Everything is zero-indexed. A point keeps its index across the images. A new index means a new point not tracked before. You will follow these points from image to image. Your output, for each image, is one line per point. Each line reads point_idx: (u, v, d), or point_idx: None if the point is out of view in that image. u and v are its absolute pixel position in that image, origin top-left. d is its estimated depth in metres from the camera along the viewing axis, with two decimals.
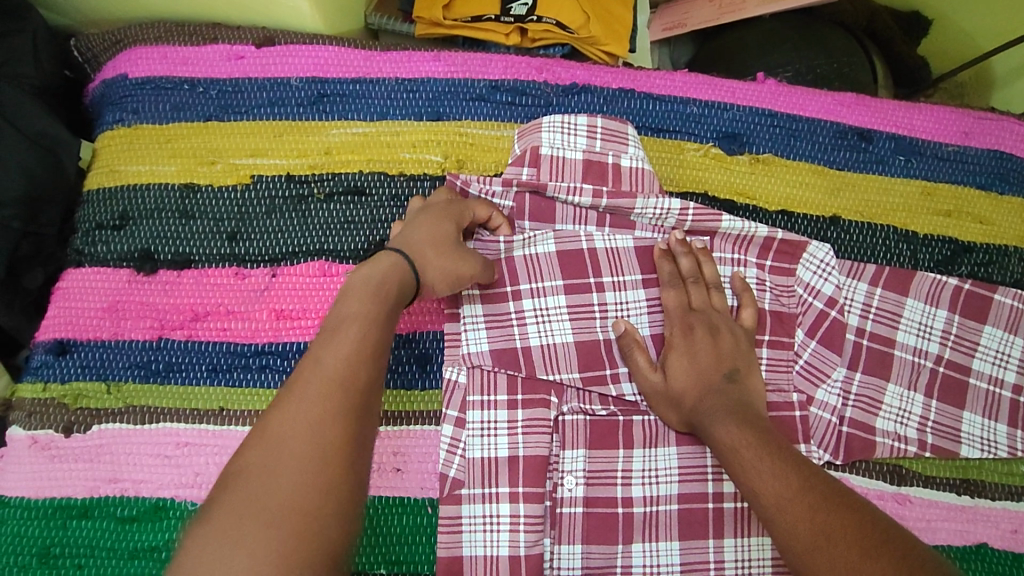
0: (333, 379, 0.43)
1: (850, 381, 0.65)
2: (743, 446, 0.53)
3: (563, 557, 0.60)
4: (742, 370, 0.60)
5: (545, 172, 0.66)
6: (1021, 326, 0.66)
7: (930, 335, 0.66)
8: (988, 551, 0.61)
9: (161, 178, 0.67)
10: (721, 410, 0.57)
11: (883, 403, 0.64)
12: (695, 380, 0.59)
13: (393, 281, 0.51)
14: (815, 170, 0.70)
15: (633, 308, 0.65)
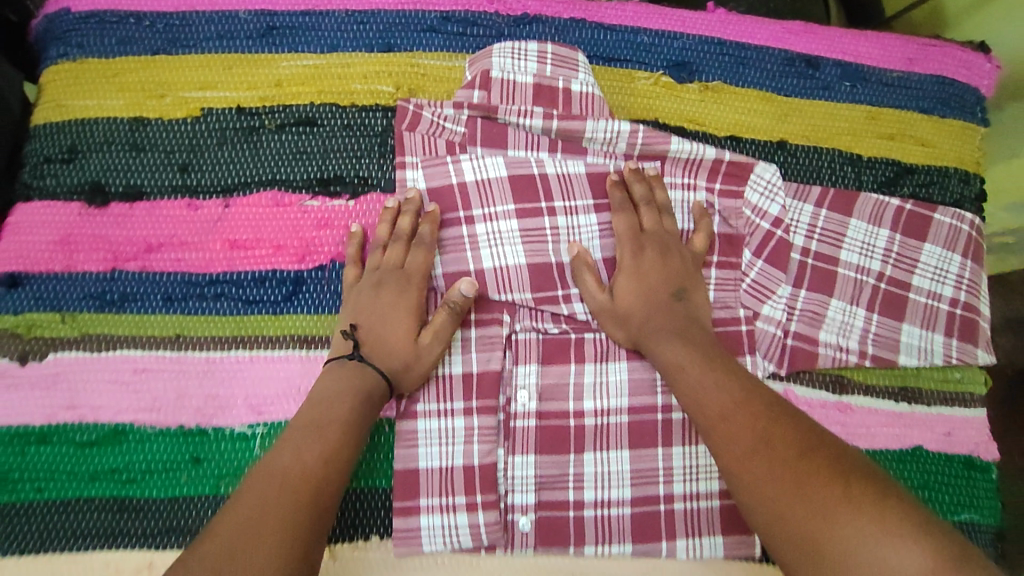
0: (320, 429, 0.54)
1: (795, 299, 0.66)
2: (687, 364, 0.57)
3: (517, 467, 0.62)
4: (688, 292, 0.62)
5: (495, 95, 0.66)
6: (959, 243, 0.69)
7: (872, 254, 0.68)
8: (923, 454, 0.65)
9: (109, 113, 0.66)
10: (666, 330, 0.60)
11: (825, 317, 0.66)
12: (641, 299, 0.62)
13: (357, 401, 0.56)
14: (762, 97, 0.70)
15: (584, 233, 0.66)
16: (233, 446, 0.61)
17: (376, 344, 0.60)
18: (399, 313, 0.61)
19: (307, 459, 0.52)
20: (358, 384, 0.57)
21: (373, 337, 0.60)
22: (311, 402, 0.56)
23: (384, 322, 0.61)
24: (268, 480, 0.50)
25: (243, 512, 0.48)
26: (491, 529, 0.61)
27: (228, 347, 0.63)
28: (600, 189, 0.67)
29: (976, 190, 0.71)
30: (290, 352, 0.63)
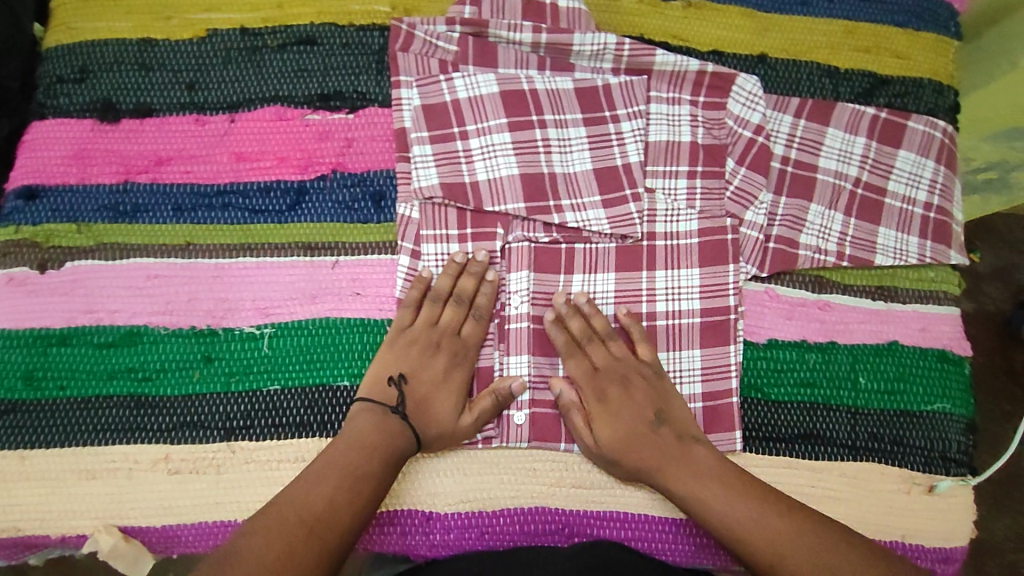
0: (351, 467, 0.56)
1: (777, 204, 0.69)
2: (706, 499, 0.59)
3: (511, 366, 0.65)
4: (659, 406, 0.63)
5: (486, 11, 0.68)
6: (932, 149, 0.72)
7: (850, 160, 0.71)
8: (898, 348, 0.68)
9: (118, 34, 0.69)
10: (662, 472, 0.61)
11: (804, 221, 0.69)
12: (625, 436, 0.62)
13: (392, 454, 0.58)
14: (742, 13, 0.73)
15: (575, 146, 0.68)
16: (242, 346, 0.64)
17: (416, 407, 0.61)
18: (442, 392, 0.62)
19: (316, 493, 0.55)
20: (398, 446, 0.59)
21: (414, 398, 0.61)
22: (343, 448, 0.58)
23: (426, 393, 0.62)
24: (290, 513, 0.53)
25: (259, 545, 0.51)
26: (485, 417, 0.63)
27: (237, 254, 0.66)
28: (590, 104, 0.69)
29: (950, 101, 0.74)
30: (295, 258, 0.66)
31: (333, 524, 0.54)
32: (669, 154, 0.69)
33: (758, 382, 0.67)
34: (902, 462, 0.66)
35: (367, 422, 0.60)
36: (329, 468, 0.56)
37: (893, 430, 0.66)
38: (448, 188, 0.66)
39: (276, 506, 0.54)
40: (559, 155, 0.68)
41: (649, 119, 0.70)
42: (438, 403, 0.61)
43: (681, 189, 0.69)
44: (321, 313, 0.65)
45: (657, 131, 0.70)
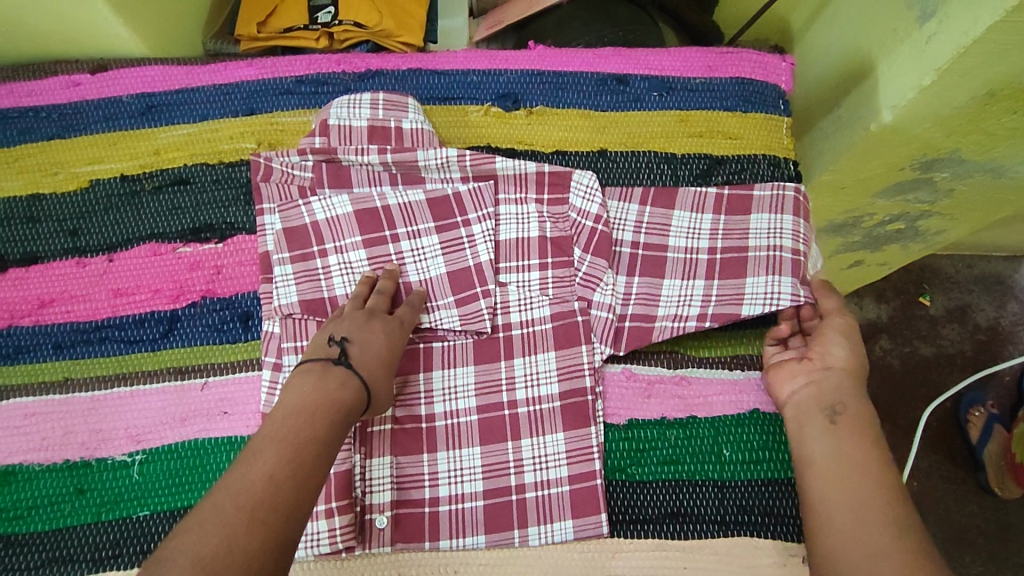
0: (292, 437, 0.51)
1: (627, 285, 0.72)
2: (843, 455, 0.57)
3: (374, 468, 0.65)
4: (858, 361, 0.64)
5: (334, 140, 0.74)
6: (787, 206, 0.74)
7: (699, 234, 0.74)
8: (761, 416, 0.69)
9: (9, 193, 0.76)
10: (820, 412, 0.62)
11: (654, 296, 0.72)
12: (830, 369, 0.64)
13: (333, 409, 0.54)
14: (581, 115, 0.80)
15: (429, 253, 0.72)
16: (111, 475, 0.66)
17: (362, 359, 0.59)
18: (384, 353, 0.61)
19: (260, 471, 0.49)
20: (345, 397, 0.56)
21: (359, 352, 0.60)
22: (281, 417, 0.53)
23: (370, 346, 0.61)
24: (233, 493, 0.47)
25: (195, 537, 0.44)
26: (345, 533, 0.62)
27: (111, 384, 0.69)
28: (441, 211, 0.73)
29: (788, 172, 0.78)
30: (166, 383, 0.69)
31: (287, 491, 0.48)
32: (518, 249, 0.73)
33: (623, 463, 0.67)
34: (776, 533, 0.65)
35: (306, 384, 0.56)
36: (265, 442, 0.51)
37: (764, 503, 0.66)
38: (306, 304, 0.70)
39: (218, 491, 0.48)
40: (413, 262, 0.72)
41: (500, 219, 0.74)
42: (376, 359, 0.60)
43: (534, 280, 0.72)
44: (189, 435, 0.67)
45: (508, 229, 0.74)
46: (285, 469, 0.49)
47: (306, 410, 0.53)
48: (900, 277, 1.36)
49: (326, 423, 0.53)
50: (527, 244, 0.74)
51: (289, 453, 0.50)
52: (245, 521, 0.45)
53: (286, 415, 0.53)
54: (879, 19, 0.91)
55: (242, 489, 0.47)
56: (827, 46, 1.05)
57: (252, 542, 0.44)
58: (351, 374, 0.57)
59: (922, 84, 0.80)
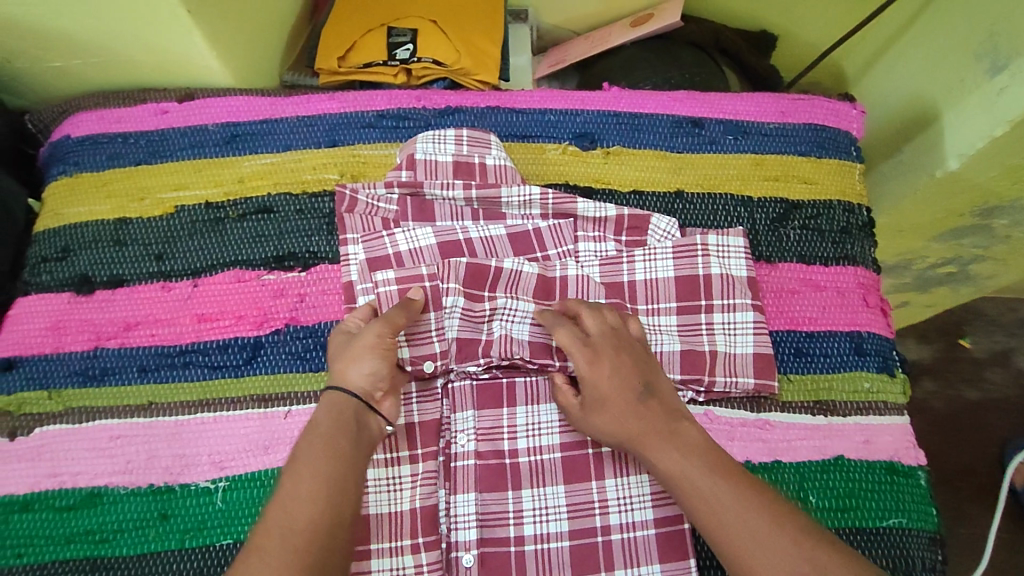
0: (319, 456, 0.55)
1: (712, 321, 0.72)
2: (696, 477, 0.54)
3: (459, 505, 0.65)
4: (648, 380, 0.61)
5: (420, 174, 0.75)
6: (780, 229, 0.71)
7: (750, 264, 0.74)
8: (844, 463, 0.69)
9: (97, 217, 0.77)
10: (643, 440, 0.57)
11: (737, 337, 0.71)
12: (614, 405, 0.59)
13: (349, 426, 0.58)
14: (657, 156, 0.81)
15: (521, 315, 0.71)
16: (196, 501, 0.67)
17: (361, 374, 0.62)
18: (385, 345, 0.63)
19: (297, 492, 0.52)
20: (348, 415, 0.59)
21: (356, 368, 0.62)
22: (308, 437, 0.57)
23: (360, 353, 0.62)
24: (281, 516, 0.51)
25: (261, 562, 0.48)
26: (432, 569, 0.63)
27: (196, 410, 0.70)
28: (543, 286, 0.73)
29: (862, 219, 0.80)
30: (250, 410, 0.70)
31: (326, 509, 0.52)
32: (579, 286, 0.73)
33: None
34: None
35: (325, 407, 0.59)
36: (300, 460, 0.55)
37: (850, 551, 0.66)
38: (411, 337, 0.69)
39: (261, 537, 0.50)
40: (502, 320, 0.71)
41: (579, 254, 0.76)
42: (373, 364, 0.62)
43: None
44: (273, 464, 0.68)
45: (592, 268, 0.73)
46: (317, 508, 0.51)
47: (328, 431, 0.57)
48: (941, 319, 1.36)
49: (347, 447, 0.56)
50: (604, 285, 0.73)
51: (324, 484, 0.53)
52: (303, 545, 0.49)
53: (308, 444, 0.56)
54: (944, 68, 0.93)
55: (287, 532, 0.50)
56: (885, 93, 1.07)
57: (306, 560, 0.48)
58: (348, 397, 0.60)
59: (994, 134, 0.81)
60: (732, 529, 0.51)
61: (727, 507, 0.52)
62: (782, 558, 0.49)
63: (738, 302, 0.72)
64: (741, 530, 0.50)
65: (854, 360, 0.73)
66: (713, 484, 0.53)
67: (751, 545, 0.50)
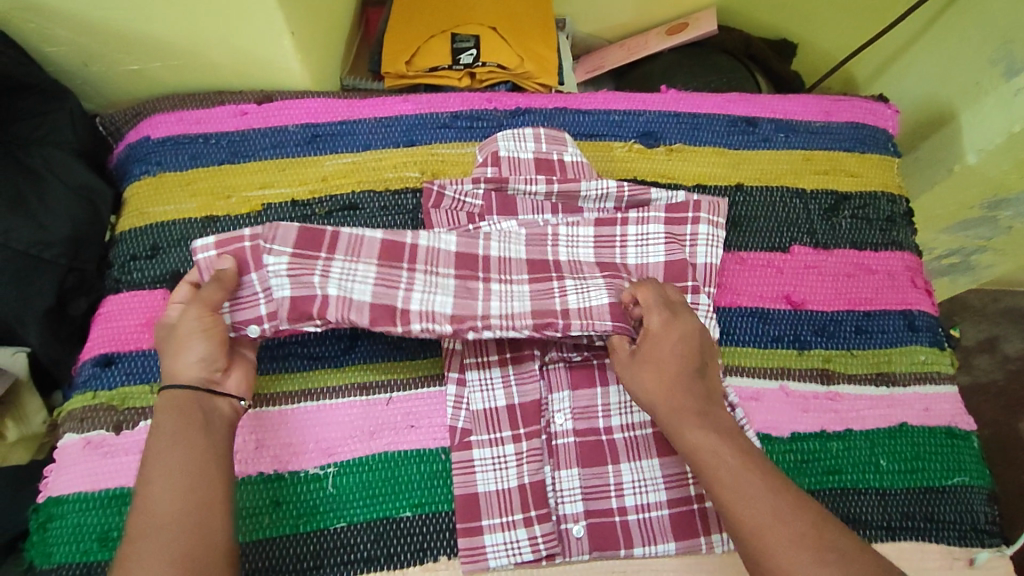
0: (180, 451, 0.58)
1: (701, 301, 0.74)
2: (720, 450, 0.57)
3: (564, 480, 0.70)
4: (700, 360, 0.64)
5: (505, 170, 0.79)
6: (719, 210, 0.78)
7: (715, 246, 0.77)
8: (909, 429, 0.75)
9: (184, 215, 0.79)
10: (678, 413, 0.60)
11: (590, 296, 0.70)
12: (660, 378, 0.62)
13: (196, 419, 0.60)
14: (716, 152, 0.87)
15: (518, 296, 0.71)
16: (308, 487, 0.68)
17: (192, 362, 0.62)
18: (208, 327, 0.64)
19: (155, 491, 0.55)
20: (195, 405, 0.61)
21: (183, 357, 0.62)
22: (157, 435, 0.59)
23: (189, 338, 0.63)
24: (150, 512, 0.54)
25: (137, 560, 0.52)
26: (548, 540, 0.67)
27: (299, 399, 0.72)
28: (387, 252, 0.70)
29: (903, 208, 0.87)
30: (353, 398, 0.72)
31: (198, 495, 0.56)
32: (427, 258, 0.71)
33: (791, 474, 0.72)
34: (939, 538, 0.72)
35: (165, 404, 0.61)
36: (155, 461, 0.57)
37: (922, 509, 0.72)
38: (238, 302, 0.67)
39: (131, 543, 0.53)
40: (337, 280, 0.67)
41: (558, 240, 0.76)
42: (203, 348, 0.63)
43: (441, 282, 0.70)
44: (380, 448, 0.70)
45: (587, 250, 0.76)
46: (181, 507, 0.55)
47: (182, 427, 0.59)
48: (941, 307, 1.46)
49: (200, 438, 0.59)
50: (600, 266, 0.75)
51: (185, 479, 0.56)
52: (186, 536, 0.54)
53: (158, 443, 0.58)
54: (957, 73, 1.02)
55: (152, 530, 0.53)
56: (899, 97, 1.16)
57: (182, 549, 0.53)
58: (187, 389, 0.61)
59: (1012, 131, 0.91)
60: (756, 502, 0.54)
61: (755, 487, 0.55)
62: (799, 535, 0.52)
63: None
64: (760, 502, 0.54)
65: (909, 336, 0.80)
66: (736, 460, 0.57)
67: (765, 518, 0.53)
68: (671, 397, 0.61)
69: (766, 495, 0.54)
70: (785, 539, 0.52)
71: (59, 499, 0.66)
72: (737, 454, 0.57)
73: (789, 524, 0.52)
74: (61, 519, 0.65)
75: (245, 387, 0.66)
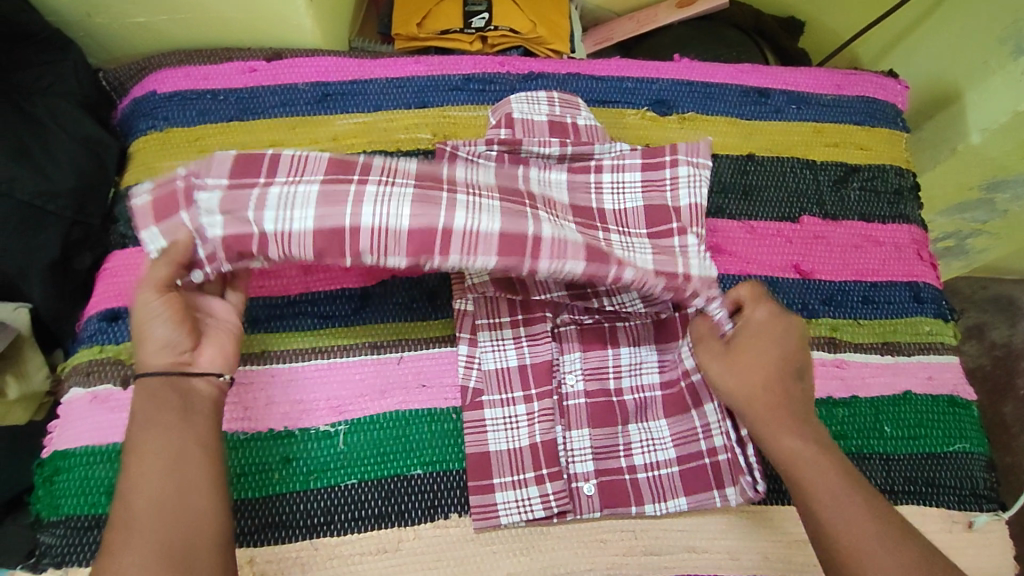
0: (164, 441, 0.56)
1: (689, 243, 0.73)
2: (808, 460, 0.59)
3: (575, 440, 0.70)
4: (804, 362, 0.65)
5: (519, 131, 0.78)
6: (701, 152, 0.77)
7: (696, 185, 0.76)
8: (913, 397, 0.76)
9: None
10: (775, 414, 0.61)
11: (546, 264, 0.71)
12: (758, 376, 0.63)
13: (174, 409, 0.58)
14: (728, 122, 0.87)
15: (516, 275, 0.71)
16: (318, 445, 0.68)
17: (156, 347, 0.60)
18: (173, 310, 0.60)
19: (142, 482, 0.54)
20: (173, 394, 0.59)
21: (148, 343, 0.59)
22: (136, 426, 0.57)
23: (150, 326, 0.60)
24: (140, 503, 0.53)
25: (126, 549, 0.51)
26: (559, 497, 0.67)
27: (309, 357, 0.71)
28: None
29: (910, 182, 0.88)
30: (364, 357, 0.71)
31: (187, 482, 0.55)
32: None
33: None
34: (938, 503, 0.73)
35: (138, 397, 0.59)
36: (139, 454, 0.56)
37: (923, 474, 0.74)
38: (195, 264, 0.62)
39: (116, 533, 0.53)
40: None
41: (583, 200, 0.76)
42: (166, 332, 0.60)
43: None
44: (391, 407, 0.70)
45: (592, 210, 0.75)
46: (171, 492, 0.54)
47: (160, 418, 0.57)
48: None
49: (182, 427, 0.57)
50: (606, 232, 0.74)
51: (169, 469, 0.55)
52: (180, 523, 0.53)
53: (138, 435, 0.57)
54: (964, 53, 1.02)
55: (140, 519, 0.53)
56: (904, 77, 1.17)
57: (174, 536, 0.53)
58: (154, 376, 0.59)
59: (1017, 110, 0.91)
60: (846, 527, 0.56)
61: (839, 507, 0.56)
62: (881, 557, 0.54)
63: (633, 231, 0.74)
64: (847, 524, 0.56)
65: (914, 307, 0.81)
66: (827, 471, 0.58)
67: (851, 540, 0.55)
68: (772, 396, 0.62)
69: (846, 505, 0.57)
70: (863, 559, 0.54)
71: (65, 453, 0.65)
72: (827, 468, 0.58)
73: (874, 549, 0.54)
74: (68, 472, 0.65)
75: (219, 359, 0.62)
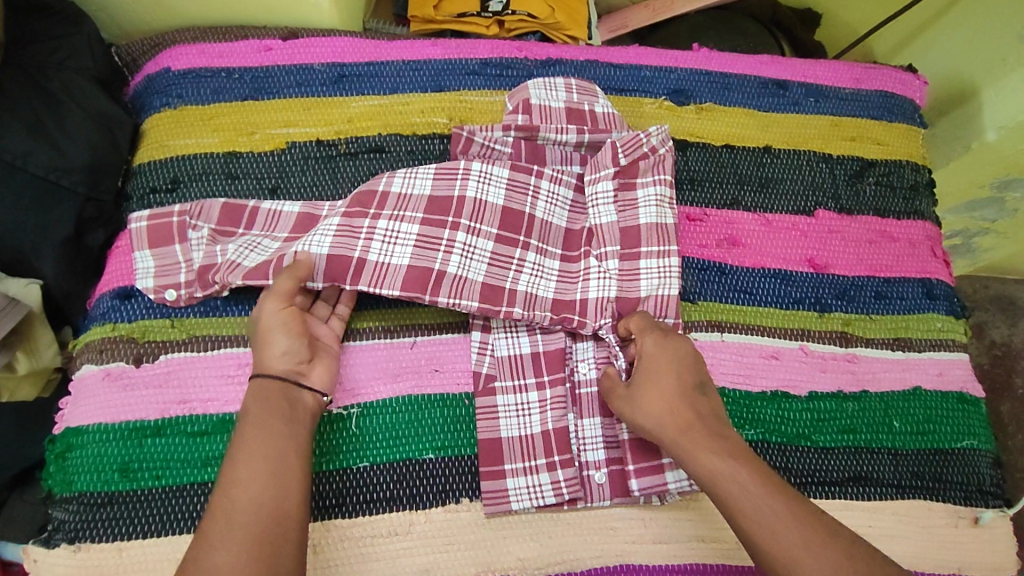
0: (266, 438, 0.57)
1: (589, 265, 0.73)
2: (728, 475, 0.58)
3: (587, 428, 0.70)
4: (703, 377, 0.64)
5: (536, 118, 0.78)
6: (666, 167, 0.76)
7: (665, 207, 0.75)
8: (922, 393, 0.77)
9: (205, 149, 0.77)
10: (688, 438, 0.60)
11: (472, 261, 0.70)
12: (662, 405, 0.62)
13: (276, 411, 0.59)
14: (746, 113, 0.86)
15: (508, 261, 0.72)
16: (332, 427, 0.68)
17: (279, 355, 0.63)
18: (294, 324, 0.64)
19: (236, 475, 0.55)
20: (282, 399, 0.60)
21: (272, 349, 0.63)
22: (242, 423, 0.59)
23: (274, 334, 0.64)
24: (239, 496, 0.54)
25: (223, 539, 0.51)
26: (570, 484, 0.67)
27: None
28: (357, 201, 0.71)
29: (926, 178, 0.88)
30: (377, 340, 0.71)
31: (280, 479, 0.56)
32: (396, 203, 0.71)
33: (806, 431, 0.73)
34: (945, 498, 0.74)
35: (251, 396, 0.61)
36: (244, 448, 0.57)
37: (931, 469, 0.74)
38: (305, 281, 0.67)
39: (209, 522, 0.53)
40: (380, 242, 0.69)
41: (538, 193, 0.75)
42: (288, 342, 0.63)
43: (403, 231, 0.70)
44: (404, 391, 0.70)
45: (561, 215, 0.76)
46: (264, 488, 0.54)
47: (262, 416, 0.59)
48: None
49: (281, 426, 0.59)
50: (568, 235, 0.76)
51: (265, 465, 0.56)
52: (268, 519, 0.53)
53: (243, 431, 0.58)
54: (982, 49, 1.02)
55: (233, 510, 0.53)
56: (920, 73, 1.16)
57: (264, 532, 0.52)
58: (273, 379, 0.61)
59: None
60: (779, 534, 0.54)
61: (776, 514, 0.55)
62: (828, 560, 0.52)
63: (551, 248, 0.74)
64: (783, 530, 0.54)
65: (926, 304, 0.81)
66: (754, 481, 0.57)
67: (792, 545, 0.53)
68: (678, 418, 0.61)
69: (781, 512, 0.55)
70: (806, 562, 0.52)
71: (78, 429, 0.65)
72: (757, 476, 0.57)
73: (816, 552, 0.53)
74: (81, 448, 0.65)
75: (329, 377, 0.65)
